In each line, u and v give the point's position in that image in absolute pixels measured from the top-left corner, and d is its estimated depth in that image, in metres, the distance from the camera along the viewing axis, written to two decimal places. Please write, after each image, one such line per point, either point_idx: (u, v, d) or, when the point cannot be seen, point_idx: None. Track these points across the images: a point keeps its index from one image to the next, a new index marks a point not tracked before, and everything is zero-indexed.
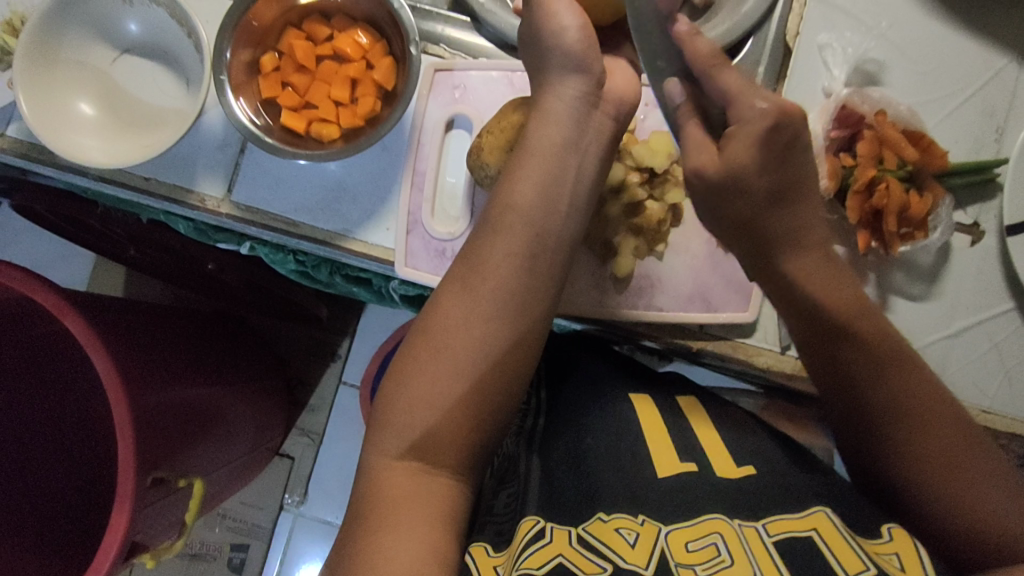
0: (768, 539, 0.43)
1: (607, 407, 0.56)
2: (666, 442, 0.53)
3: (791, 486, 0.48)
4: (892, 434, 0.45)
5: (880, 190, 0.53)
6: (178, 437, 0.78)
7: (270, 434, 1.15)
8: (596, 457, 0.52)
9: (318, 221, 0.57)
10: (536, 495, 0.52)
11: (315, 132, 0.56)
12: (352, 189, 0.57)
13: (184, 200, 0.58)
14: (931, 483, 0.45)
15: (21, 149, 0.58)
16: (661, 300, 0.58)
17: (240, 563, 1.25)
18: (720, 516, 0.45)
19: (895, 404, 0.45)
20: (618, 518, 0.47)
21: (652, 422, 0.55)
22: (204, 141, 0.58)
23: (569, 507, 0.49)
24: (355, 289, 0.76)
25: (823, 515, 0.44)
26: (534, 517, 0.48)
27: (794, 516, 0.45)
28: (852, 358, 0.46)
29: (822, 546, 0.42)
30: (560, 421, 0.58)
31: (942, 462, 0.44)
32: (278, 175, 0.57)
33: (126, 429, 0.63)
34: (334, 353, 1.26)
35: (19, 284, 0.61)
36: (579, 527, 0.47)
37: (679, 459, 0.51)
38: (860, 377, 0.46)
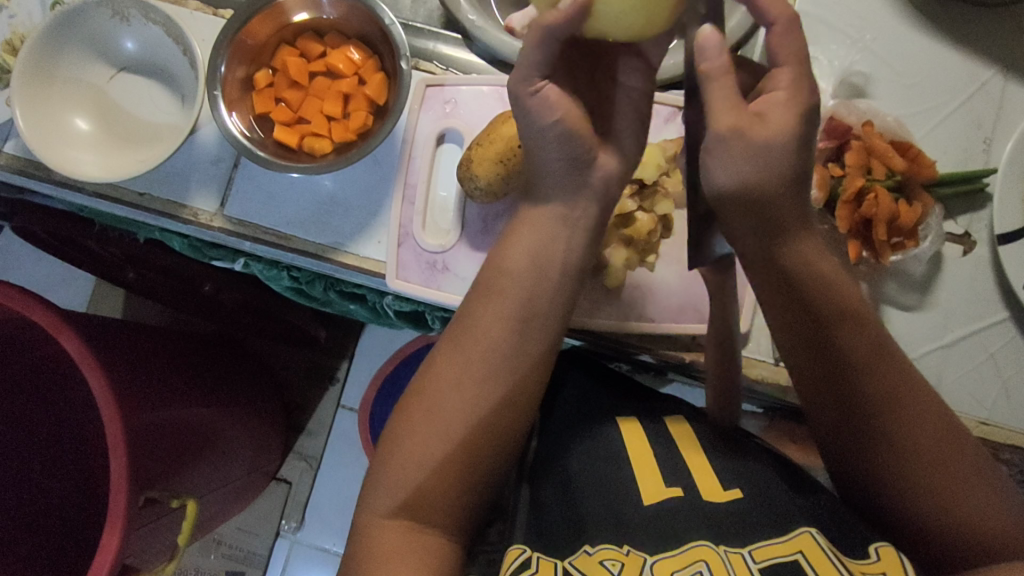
0: (755, 565, 0.41)
1: (595, 430, 0.56)
2: (652, 464, 0.51)
3: (778, 502, 0.46)
4: (880, 461, 0.42)
5: (869, 199, 0.53)
6: (172, 458, 0.78)
7: (267, 459, 1.14)
8: (584, 482, 0.51)
9: (311, 234, 0.57)
10: (526, 525, 0.50)
11: (307, 146, 0.56)
12: (344, 202, 0.58)
13: (178, 216, 0.58)
14: (930, 516, 0.41)
15: (17, 165, 0.59)
16: (652, 311, 0.57)
17: None
18: (706, 543, 0.43)
19: (884, 430, 0.42)
20: (604, 549, 0.45)
21: (638, 449, 0.53)
22: (198, 156, 0.58)
23: (560, 538, 0.48)
24: (350, 307, 0.76)
25: (808, 537, 0.42)
26: (519, 546, 0.47)
27: (778, 540, 0.43)
28: (857, 383, 0.43)
29: (807, 569, 0.40)
30: (553, 441, 0.58)
31: (946, 471, 0.41)
32: (270, 189, 0.58)
33: (120, 446, 0.64)
34: (332, 376, 1.26)
35: (16, 302, 0.62)
36: (565, 560, 0.46)
37: (664, 483, 0.49)
38: (852, 400, 0.43)
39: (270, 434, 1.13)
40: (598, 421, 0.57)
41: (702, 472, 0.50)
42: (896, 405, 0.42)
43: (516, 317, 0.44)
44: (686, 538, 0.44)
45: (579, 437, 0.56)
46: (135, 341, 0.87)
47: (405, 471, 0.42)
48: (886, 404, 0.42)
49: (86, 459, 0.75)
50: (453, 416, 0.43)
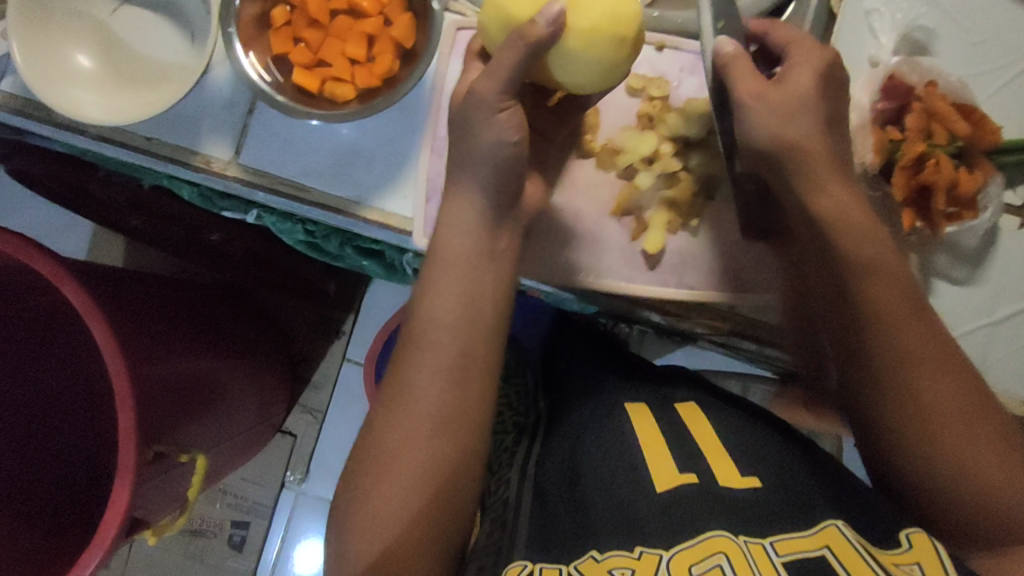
0: (778, 559, 0.42)
1: (607, 421, 0.60)
2: (661, 446, 0.55)
3: (799, 493, 0.47)
4: (902, 423, 0.44)
5: (930, 164, 0.50)
6: (178, 410, 0.77)
7: (272, 412, 1.14)
8: (590, 472, 0.54)
9: (332, 188, 0.54)
10: (529, 521, 0.53)
11: (329, 92, 0.52)
12: (366, 153, 0.54)
13: (190, 163, 0.54)
14: (950, 483, 0.44)
15: (14, 104, 0.54)
16: (691, 277, 0.54)
17: (240, 541, 1.28)
18: (724, 533, 0.44)
19: (911, 397, 0.44)
20: (612, 556, 0.45)
21: (650, 436, 0.56)
22: (210, 99, 0.54)
23: (562, 542, 0.49)
24: (365, 262, 0.74)
25: (834, 529, 0.43)
26: (521, 562, 0.48)
27: (802, 533, 0.44)
28: (877, 351, 0.45)
29: (836, 564, 0.41)
30: (556, 433, 0.63)
31: (952, 429, 0.43)
32: (287, 137, 0.54)
33: (126, 400, 0.62)
34: (339, 330, 1.26)
35: (14, 250, 0.60)
36: (569, 565, 0.47)
37: (678, 471, 0.51)
38: (876, 364, 0.45)
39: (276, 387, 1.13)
40: (610, 412, 0.61)
41: (719, 466, 0.51)
42: (909, 364, 0.44)
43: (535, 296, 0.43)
44: (702, 530, 0.44)
45: (585, 430, 0.60)
46: (158, 297, 0.87)
47: (436, 441, 0.42)
48: (921, 372, 0.44)
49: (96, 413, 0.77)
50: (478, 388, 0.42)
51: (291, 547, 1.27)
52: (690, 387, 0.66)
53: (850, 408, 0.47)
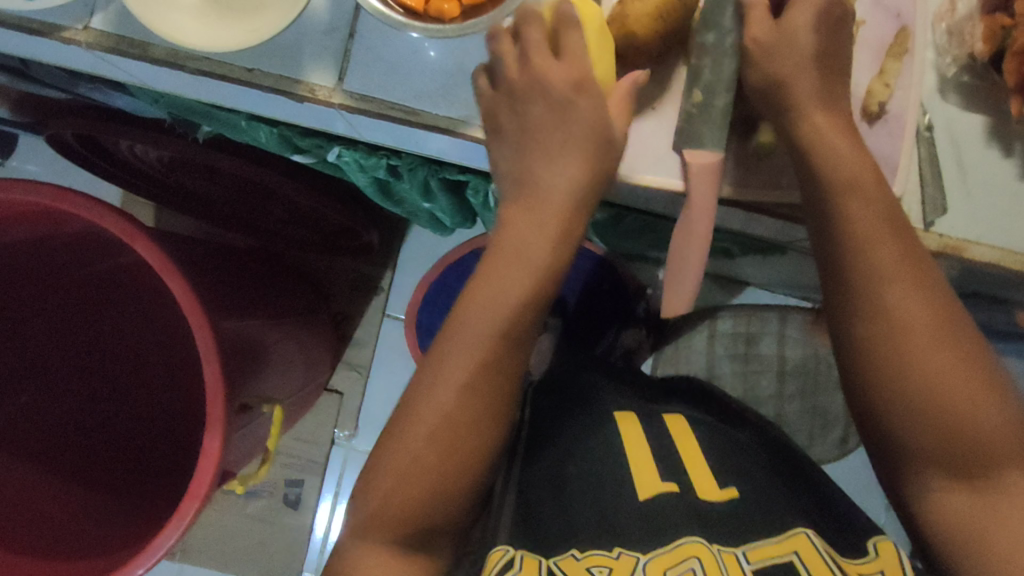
0: (746, 566, 0.55)
1: (595, 433, 0.70)
2: (647, 458, 0.67)
3: (769, 512, 0.60)
4: (885, 352, 0.48)
5: None
6: (241, 367, 0.82)
7: (318, 371, 1.15)
8: (575, 479, 0.65)
9: (441, 108, 0.53)
10: (516, 516, 0.63)
11: (434, 9, 0.51)
12: (473, 72, 0.53)
13: (293, 92, 0.54)
14: (917, 399, 0.48)
15: (108, 42, 0.54)
16: None
17: (296, 498, 1.31)
18: (699, 541, 0.56)
19: (884, 316, 0.48)
20: (594, 556, 0.57)
21: (640, 456, 0.67)
22: (311, 25, 0.53)
23: (549, 539, 0.60)
24: (442, 198, 0.73)
25: (803, 536, 0.57)
26: (502, 548, 0.58)
27: (774, 541, 0.57)
28: (864, 275, 0.49)
29: (800, 565, 0.54)
30: (547, 436, 0.71)
31: (928, 359, 0.47)
32: (393, 60, 0.53)
33: (211, 353, 0.65)
34: (378, 287, 1.30)
35: (85, 210, 0.61)
36: (551, 559, 0.57)
37: (659, 480, 0.64)
38: (860, 298, 0.49)
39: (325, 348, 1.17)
40: (603, 423, 0.71)
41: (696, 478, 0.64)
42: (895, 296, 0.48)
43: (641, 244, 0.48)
44: (675, 538, 0.57)
45: (576, 434, 0.70)
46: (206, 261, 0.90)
47: None
48: (894, 294, 0.48)
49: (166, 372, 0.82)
50: None
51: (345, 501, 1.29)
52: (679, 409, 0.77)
53: (834, 337, 0.52)
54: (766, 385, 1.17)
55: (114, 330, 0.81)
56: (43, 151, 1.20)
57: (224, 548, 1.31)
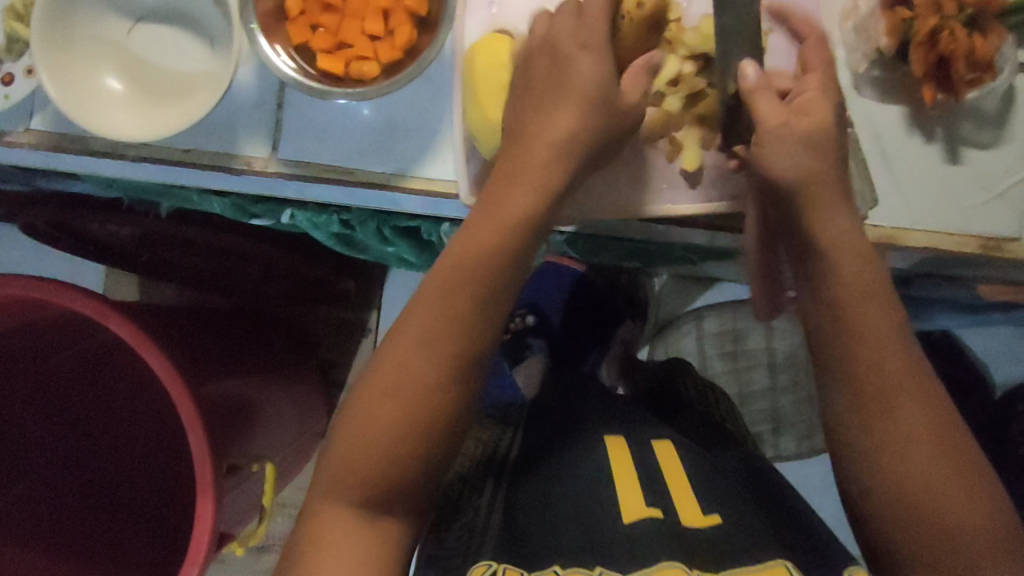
0: None
1: (585, 446, 0.68)
2: (636, 482, 0.62)
3: (751, 531, 0.56)
4: (857, 402, 0.45)
5: (945, 36, 0.51)
6: (230, 429, 0.84)
7: (312, 418, 1.17)
8: (558, 499, 0.61)
9: (374, 164, 0.55)
10: (499, 525, 0.59)
11: (355, 72, 0.53)
12: (402, 125, 0.55)
13: (232, 167, 0.55)
14: (908, 500, 0.44)
15: (50, 140, 0.56)
16: (733, 189, 0.55)
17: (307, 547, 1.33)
18: (678, 564, 0.52)
19: (864, 368, 0.45)
20: (573, 570, 0.53)
21: (627, 476, 0.63)
22: (241, 100, 0.55)
23: (524, 552, 0.55)
24: (398, 244, 0.75)
25: (783, 568, 0.51)
26: (486, 562, 0.53)
27: (758, 568, 0.51)
28: (853, 347, 0.45)
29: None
30: (532, 454, 0.68)
31: (895, 419, 0.45)
32: (324, 124, 0.55)
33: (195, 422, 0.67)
34: (363, 329, 1.33)
35: (56, 295, 0.63)
36: (533, 571, 0.53)
37: (645, 501, 0.60)
38: (832, 345, 0.46)
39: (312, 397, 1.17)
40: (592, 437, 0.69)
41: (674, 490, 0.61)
42: (878, 346, 0.45)
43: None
44: (655, 560, 0.52)
45: (560, 449, 0.67)
46: (190, 325, 0.92)
47: None
48: (892, 373, 0.45)
49: (161, 443, 0.83)
50: None
51: None
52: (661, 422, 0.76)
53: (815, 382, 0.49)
54: (758, 378, 1.17)
55: (109, 404, 0.83)
56: (22, 240, 1.23)
57: None
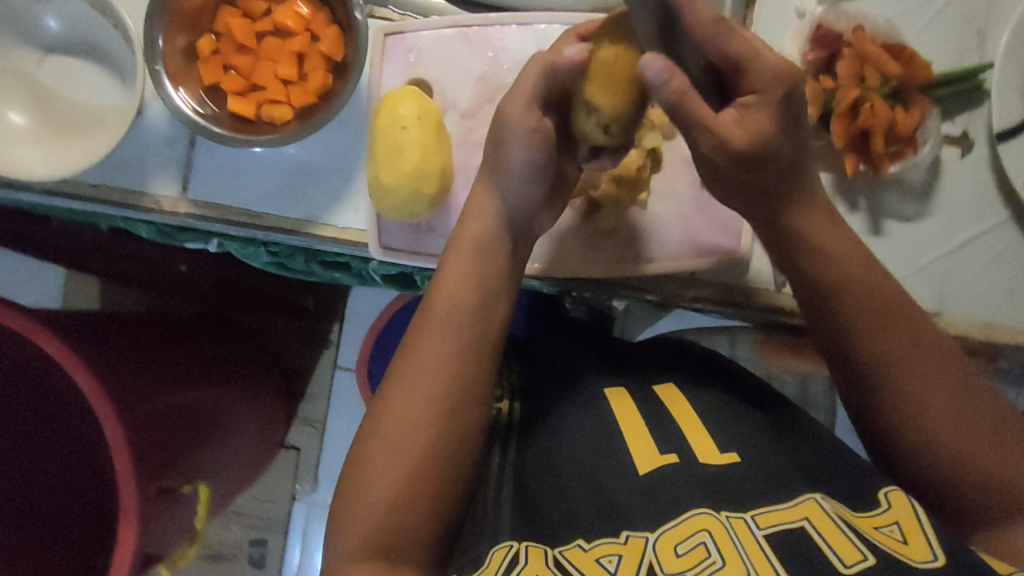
0: (759, 533, 0.40)
1: (582, 405, 0.53)
2: (644, 433, 0.49)
3: (780, 469, 0.44)
4: (873, 370, 0.44)
5: (865, 109, 0.50)
6: (179, 445, 0.75)
7: (273, 429, 1.05)
8: (568, 471, 0.49)
9: (284, 210, 0.54)
10: (512, 508, 0.49)
11: (266, 116, 0.52)
12: (316, 170, 0.54)
13: (140, 205, 0.54)
14: (926, 422, 0.43)
15: None
16: (651, 251, 0.54)
17: (260, 557, 1.20)
18: (706, 510, 0.41)
19: (867, 338, 0.44)
20: (600, 543, 0.42)
21: (624, 407, 0.52)
22: (151, 138, 0.54)
23: (548, 525, 0.45)
24: (335, 275, 0.72)
25: (813, 503, 0.41)
26: (507, 543, 0.44)
27: (780, 506, 0.41)
28: (854, 306, 0.44)
29: (815, 534, 0.39)
30: (538, 412, 0.56)
31: (920, 380, 0.43)
32: (235, 166, 0.54)
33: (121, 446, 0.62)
34: (325, 339, 1.16)
35: None
36: (556, 548, 0.43)
37: (659, 451, 0.47)
38: (842, 315, 0.45)
39: (278, 405, 1.06)
40: (581, 378, 0.57)
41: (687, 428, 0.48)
42: (880, 313, 0.44)
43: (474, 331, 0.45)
44: (683, 508, 0.42)
45: (560, 411, 0.54)
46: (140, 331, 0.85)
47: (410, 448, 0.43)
48: (877, 339, 0.44)
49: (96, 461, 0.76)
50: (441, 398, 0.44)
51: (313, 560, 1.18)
52: (685, 356, 0.59)
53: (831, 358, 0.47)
54: None
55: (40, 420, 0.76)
56: None
57: None
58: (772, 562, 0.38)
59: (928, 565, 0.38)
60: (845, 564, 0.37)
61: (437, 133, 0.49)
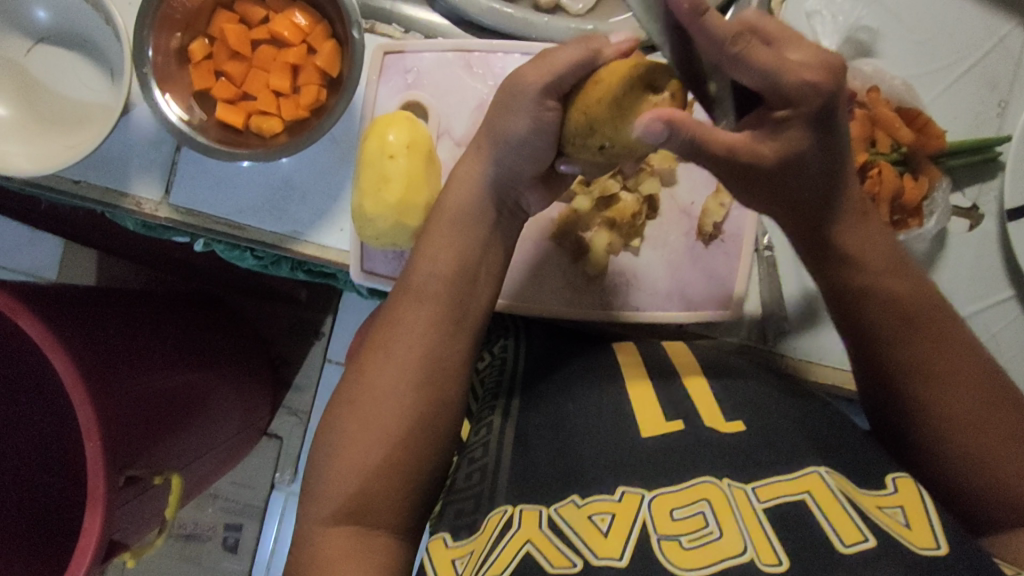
0: (759, 505, 0.39)
1: (596, 376, 0.51)
2: (653, 400, 0.47)
3: (787, 440, 0.42)
4: (904, 373, 0.43)
5: (872, 176, 0.49)
6: (154, 428, 0.69)
7: (256, 415, 1.01)
8: (579, 435, 0.46)
9: (266, 224, 0.53)
10: (511, 462, 0.47)
11: (255, 127, 0.51)
12: (301, 186, 0.53)
13: (120, 206, 0.53)
14: (944, 432, 0.42)
15: None
16: (637, 299, 0.52)
17: (234, 543, 1.11)
18: (711, 479, 0.40)
19: (898, 339, 0.43)
20: (595, 501, 0.41)
21: (640, 382, 0.49)
22: (136, 139, 0.53)
23: (551, 485, 0.43)
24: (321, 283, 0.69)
25: (817, 477, 0.39)
26: (502, 509, 0.43)
27: (785, 478, 0.40)
28: (880, 316, 0.44)
29: (816, 512, 0.38)
30: (543, 366, 0.54)
31: (952, 384, 0.42)
32: (219, 175, 0.53)
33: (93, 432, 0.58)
34: (315, 332, 1.10)
35: None
36: (551, 506, 0.42)
37: (665, 419, 0.46)
38: (873, 315, 0.44)
39: (261, 393, 1.01)
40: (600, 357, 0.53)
41: (697, 398, 0.47)
42: (908, 318, 0.43)
43: (444, 366, 0.44)
44: (691, 474, 0.41)
45: (573, 373, 0.52)
46: (127, 307, 0.80)
47: (374, 484, 0.42)
48: (900, 347, 0.43)
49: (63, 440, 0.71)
50: (408, 436, 0.42)
51: (286, 554, 1.09)
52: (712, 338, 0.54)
53: (861, 358, 0.46)
54: None
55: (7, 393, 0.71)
56: None
57: None
58: (772, 542, 0.37)
59: (929, 551, 0.36)
60: (844, 544, 0.36)
61: (426, 163, 0.48)
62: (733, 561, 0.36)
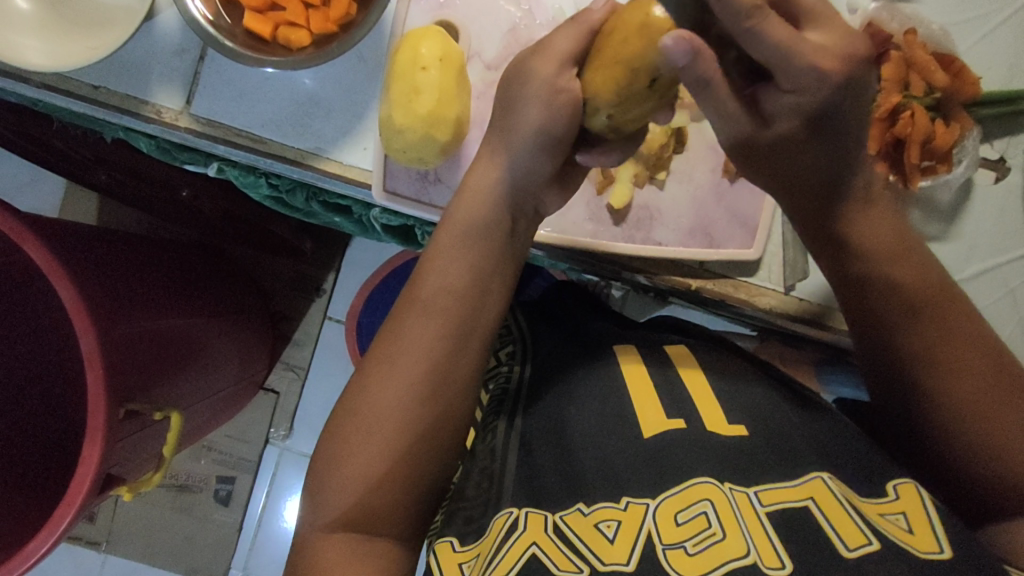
0: (762, 508, 0.39)
1: (595, 368, 0.51)
2: (651, 393, 0.48)
3: (788, 444, 0.43)
4: (915, 355, 0.43)
5: (904, 117, 0.48)
6: (155, 366, 0.68)
7: (253, 368, 0.99)
8: (579, 433, 0.47)
9: (288, 139, 0.52)
10: (516, 468, 0.47)
11: (282, 38, 0.50)
12: (325, 103, 0.52)
13: (139, 113, 0.52)
14: (949, 418, 0.42)
15: None
16: (659, 233, 0.52)
17: (226, 496, 1.09)
18: (710, 481, 0.40)
19: (905, 325, 0.43)
20: (601, 508, 0.41)
21: (642, 388, 0.48)
22: (160, 45, 0.52)
23: (554, 494, 0.44)
24: (334, 219, 0.68)
25: (821, 483, 0.40)
26: (507, 511, 0.43)
27: (788, 484, 0.40)
28: (884, 301, 0.44)
29: (821, 517, 0.38)
30: (550, 364, 0.55)
31: (954, 368, 0.42)
32: (242, 87, 0.52)
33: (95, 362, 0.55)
34: (318, 288, 1.09)
35: None
36: (557, 513, 0.42)
37: (667, 414, 0.46)
38: (880, 298, 0.44)
39: (260, 344, 1.00)
40: (599, 350, 0.53)
41: (698, 395, 0.47)
42: (916, 306, 0.43)
43: (462, 283, 0.44)
44: (686, 477, 0.41)
45: (574, 363, 0.53)
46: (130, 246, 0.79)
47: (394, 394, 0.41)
48: (905, 332, 0.43)
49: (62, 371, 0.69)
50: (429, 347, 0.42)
51: (278, 509, 1.08)
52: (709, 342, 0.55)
53: (869, 346, 0.45)
54: None
55: None
56: None
57: (153, 544, 1.09)
58: (777, 547, 0.37)
59: (933, 556, 0.36)
60: (849, 548, 0.37)
61: (456, 80, 0.47)
62: (739, 563, 0.36)
